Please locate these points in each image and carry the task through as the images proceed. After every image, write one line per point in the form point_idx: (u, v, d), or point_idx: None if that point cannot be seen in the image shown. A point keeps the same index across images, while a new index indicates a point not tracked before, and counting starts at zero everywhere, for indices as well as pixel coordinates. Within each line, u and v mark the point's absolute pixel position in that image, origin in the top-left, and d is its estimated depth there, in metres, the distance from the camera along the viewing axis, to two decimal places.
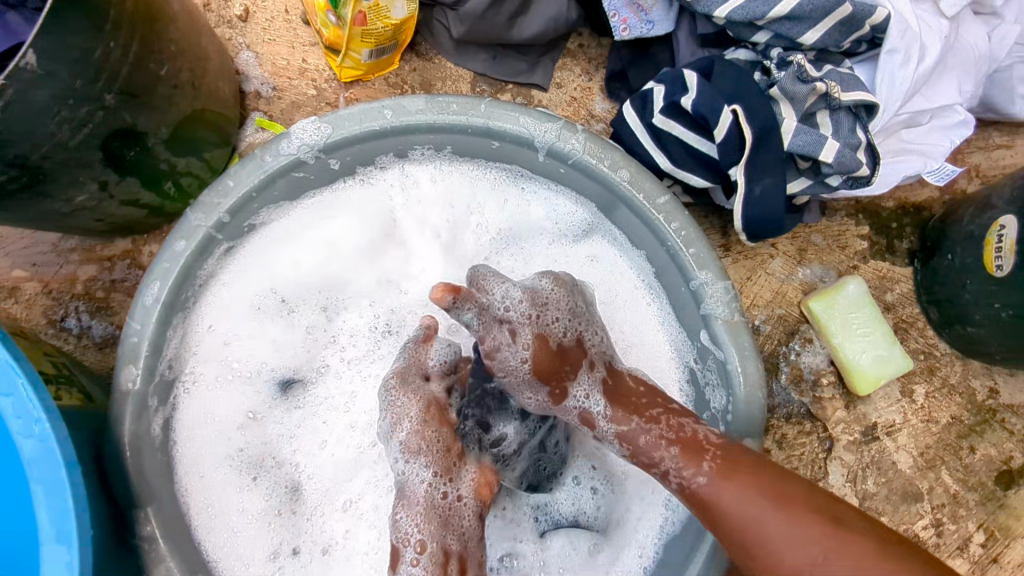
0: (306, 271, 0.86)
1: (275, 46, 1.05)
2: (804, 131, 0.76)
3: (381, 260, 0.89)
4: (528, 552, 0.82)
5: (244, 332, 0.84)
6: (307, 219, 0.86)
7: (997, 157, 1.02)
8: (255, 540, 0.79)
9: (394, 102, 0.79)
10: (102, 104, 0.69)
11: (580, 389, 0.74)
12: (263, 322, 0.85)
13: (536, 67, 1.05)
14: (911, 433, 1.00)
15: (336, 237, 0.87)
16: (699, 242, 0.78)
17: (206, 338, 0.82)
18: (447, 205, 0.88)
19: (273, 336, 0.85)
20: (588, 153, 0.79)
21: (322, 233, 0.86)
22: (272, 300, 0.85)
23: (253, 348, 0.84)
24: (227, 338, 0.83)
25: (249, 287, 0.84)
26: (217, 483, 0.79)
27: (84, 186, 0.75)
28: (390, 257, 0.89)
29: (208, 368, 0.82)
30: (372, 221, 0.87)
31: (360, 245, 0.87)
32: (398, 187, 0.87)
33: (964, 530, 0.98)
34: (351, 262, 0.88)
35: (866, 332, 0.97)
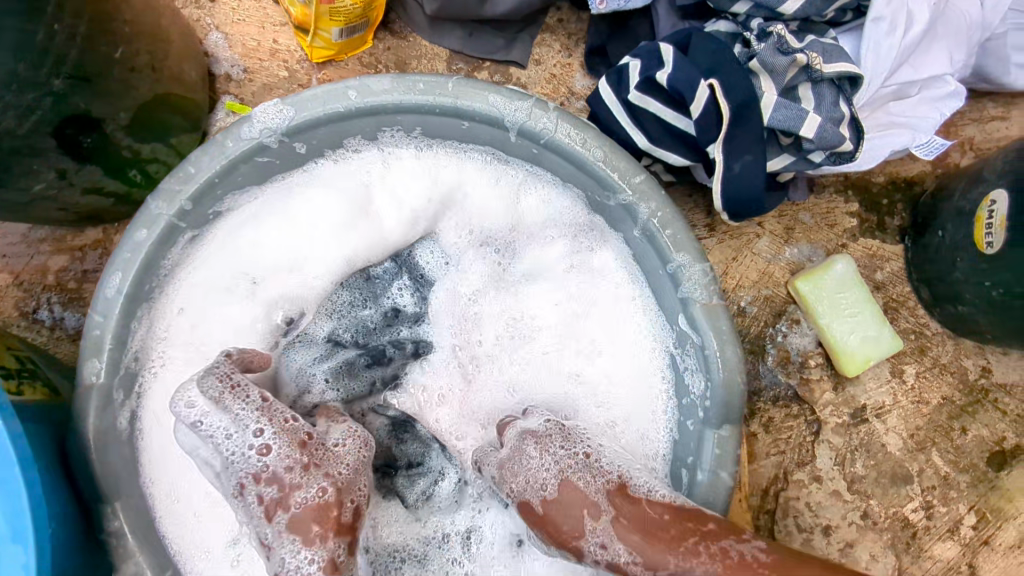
0: (273, 251, 0.84)
1: (244, 27, 1.02)
2: (785, 105, 0.73)
3: (351, 241, 0.86)
4: (489, 542, 0.81)
5: (212, 313, 0.82)
6: (277, 198, 0.83)
7: (992, 129, 0.99)
8: (214, 525, 0.77)
9: (357, 82, 0.76)
10: (50, 90, 0.67)
11: (591, 543, 0.69)
12: (232, 304, 0.83)
13: (514, 43, 1.01)
14: (900, 415, 0.98)
15: (308, 215, 0.84)
16: (677, 223, 0.75)
17: (174, 321, 0.80)
18: (429, 184, 0.84)
19: (242, 318, 0.83)
20: (561, 132, 0.76)
21: (294, 214, 0.84)
22: (243, 282, 0.83)
23: (221, 329, 0.82)
24: (196, 320, 0.81)
25: (217, 268, 0.82)
26: (177, 468, 0.78)
27: (39, 175, 0.73)
28: (361, 240, 0.86)
29: (180, 350, 0.80)
30: (346, 204, 0.84)
31: (330, 225, 0.85)
32: (379, 165, 0.84)
33: (955, 512, 0.97)
34: (321, 240, 0.85)
35: (854, 313, 0.95)
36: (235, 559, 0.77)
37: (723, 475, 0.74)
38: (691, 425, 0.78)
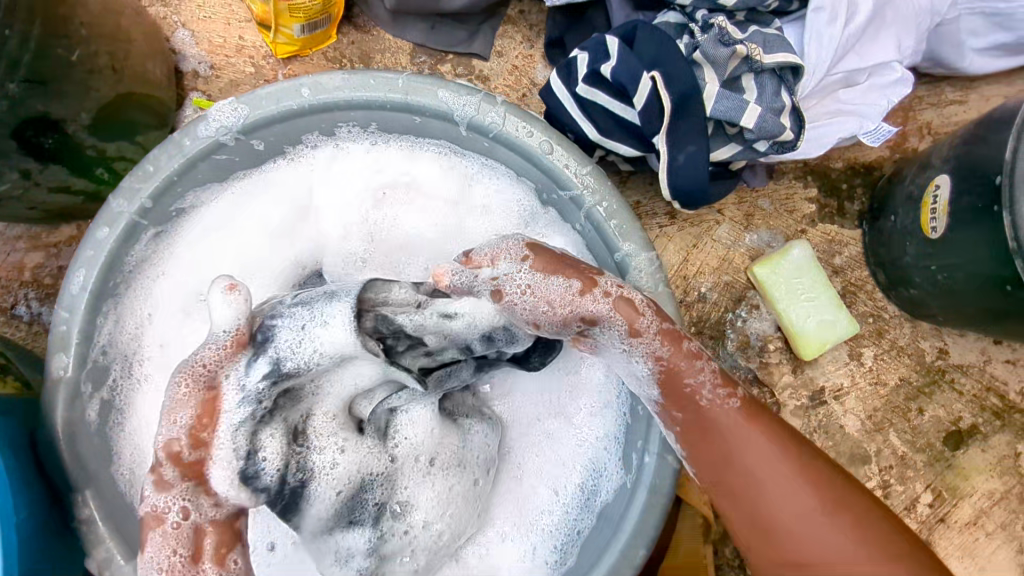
0: (223, 264, 0.83)
1: (209, 24, 1.04)
2: (726, 97, 0.74)
3: (297, 239, 0.84)
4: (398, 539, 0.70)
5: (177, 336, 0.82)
6: (218, 215, 0.84)
7: (949, 113, 1.00)
8: None
9: (310, 79, 0.78)
10: (5, 94, 0.68)
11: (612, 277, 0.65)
12: (193, 324, 0.82)
13: (476, 36, 1.03)
14: (858, 397, 1.00)
15: (252, 221, 0.84)
16: (623, 213, 0.77)
17: (142, 343, 0.82)
18: (374, 177, 0.84)
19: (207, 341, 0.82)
20: (509, 126, 0.78)
21: (237, 225, 0.83)
22: (201, 302, 0.83)
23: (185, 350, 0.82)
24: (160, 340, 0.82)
25: (174, 288, 0.83)
26: None
27: (2, 176, 0.75)
28: (307, 236, 0.85)
29: (152, 370, 0.82)
30: (289, 203, 0.84)
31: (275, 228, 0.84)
32: (328, 161, 0.85)
33: (912, 492, 0.99)
34: (266, 245, 0.83)
35: (811, 297, 0.97)
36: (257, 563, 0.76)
37: (669, 457, 0.76)
38: (642, 410, 0.80)
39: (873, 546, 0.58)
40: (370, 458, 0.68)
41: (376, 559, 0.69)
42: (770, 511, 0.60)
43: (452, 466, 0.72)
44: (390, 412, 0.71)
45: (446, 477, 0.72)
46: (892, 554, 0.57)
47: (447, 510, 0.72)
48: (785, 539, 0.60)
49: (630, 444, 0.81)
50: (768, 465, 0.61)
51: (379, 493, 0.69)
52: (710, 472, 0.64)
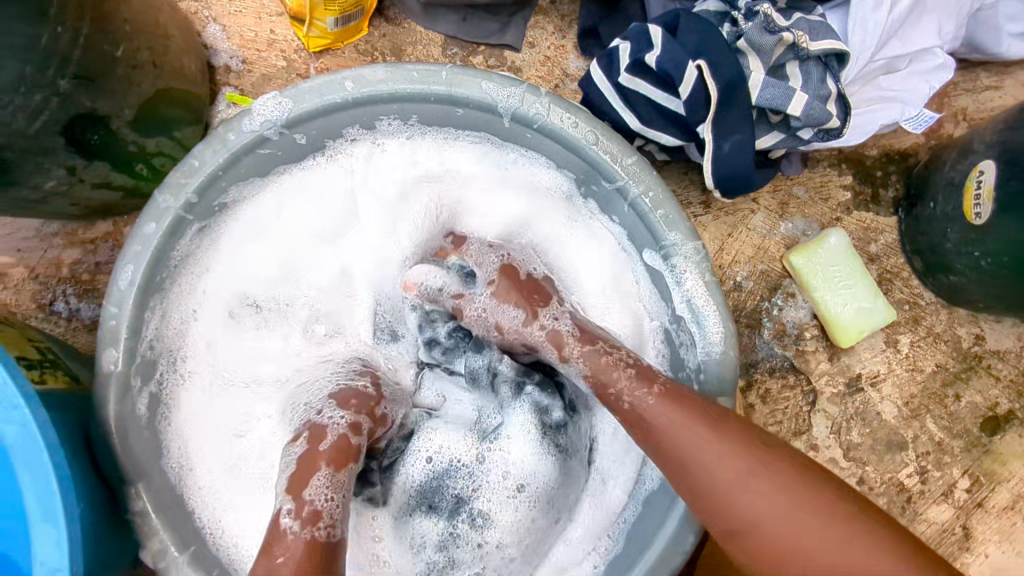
0: (266, 267, 0.89)
1: (240, 18, 1.04)
2: (772, 84, 0.74)
3: (337, 237, 0.91)
4: (469, 548, 0.85)
5: (225, 340, 0.87)
6: (261, 221, 0.87)
7: (985, 99, 1.00)
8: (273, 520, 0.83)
9: (353, 72, 0.77)
10: (57, 90, 0.68)
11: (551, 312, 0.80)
12: (240, 327, 0.88)
13: (508, 27, 1.02)
14: (895, 383, 1.00)
15: (296, 222, 0.89)
16: (669, 203, 0.77)
17: (187, 340, 0.84)
18: (410, 167, 0.88)
19: (255, 341, 0.89)
20: (554, 117, 0.77)
21: (279, 229, 0.88)
22: (246, 305, 0.89)
23: (233, 351, 0.87)
24: (209, 342, 0.86)
25: (221, 295, 0.87)
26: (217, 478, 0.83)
27: (50, 173, 0.75)
28: (344, 237, 0.91)
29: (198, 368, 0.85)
30: (328, 205, 0.89)
31: (320, 232, 0.90)
32: (363, 158, 0.87)
33: (949, 477, 0.99)
34: (310, 247, 0.90)
35: (848, 285, 0.97)
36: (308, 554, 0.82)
37: None
38: None
39: (810, 518, 0.57)
40: (463, 451, 0.87)
41: (446, 559, 0.85)
42: (699, 466, 0.62)
43: (539, 501, 0.84)
44: (499, 421, 0.89)
45: (527, 506, 0.84)
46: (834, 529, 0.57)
47: (520, 538, 0.84)
48: (732, 502, 0.60)
49: None
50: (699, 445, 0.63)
51: (461, 491, 0.86)
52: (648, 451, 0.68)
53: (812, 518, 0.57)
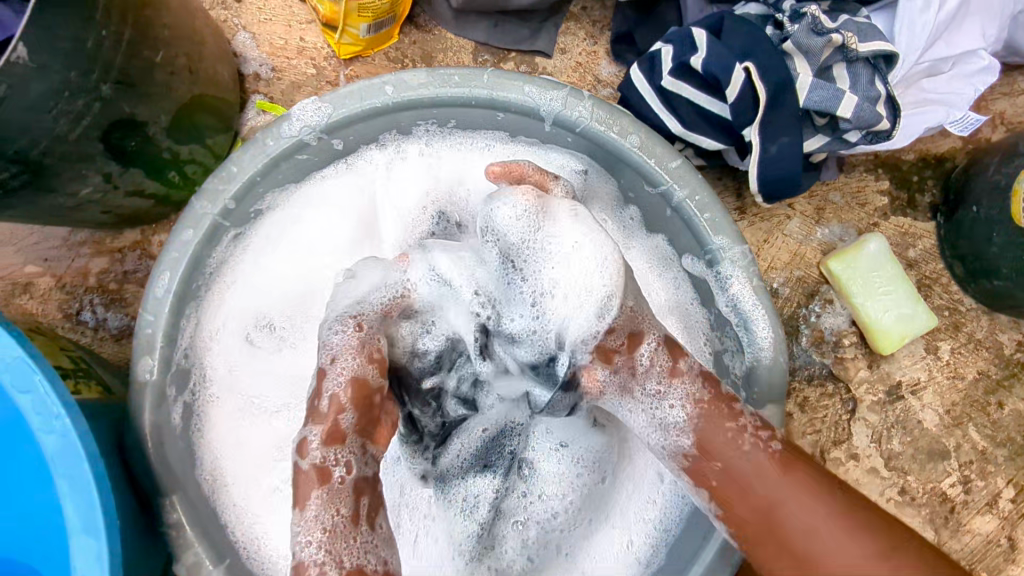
0: (284, 283, 0.85)
1: (270, 26, 1.03)
2: (820, 86, 0.73)
3: (358, 256, 0.87)
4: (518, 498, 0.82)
5: (249, 364, 0.84)
6: (279, 231, 0.84)
7: (1022, 103, 0.99)
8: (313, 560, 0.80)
9: (394, 77, 0.77)
10: (99, 95, 0.67)
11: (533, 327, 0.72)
12: (258, 354, 0.84)
13: (539, 33, 1.01)
14: (936, 391, 0.98)
15: (311, 236, 0.86)
16: (713, 206, 0.75)
17: (212, 363, 0.82)
18: (429, 180, 0.86)
19: (275, 364, 0.85)
20: (596, 120, 0.76)
21: (298, 240, 0.85)
22: (265, 327, 0.85)
23: (255, 373, 0.84)
24: (231, 364, 0.83)
25: (236, 316, 0.83)
26: (246, 499, 0.80)
27: (87, 179, 0.74)
28: (366, 256, 0.87)
29: (222, 390, 0.82)
30: (350, 217, 0.86)
31: (338, 244, 0.86)
32: (386, 166, 0.85)
33: (993, 486, 0.97)
34: (330, 263, 0.86)
35: (888, 291, 0.95)
36: None
37: None
38: None
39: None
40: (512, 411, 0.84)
41: (494, 514, 0.81)
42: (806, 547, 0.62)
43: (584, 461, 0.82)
44: None
45: (575, 466, 0.82)
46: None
47: (567, 494, 0.81)
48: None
49: None
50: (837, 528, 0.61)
51: (514, 449, 0.83)
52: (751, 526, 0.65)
53: None
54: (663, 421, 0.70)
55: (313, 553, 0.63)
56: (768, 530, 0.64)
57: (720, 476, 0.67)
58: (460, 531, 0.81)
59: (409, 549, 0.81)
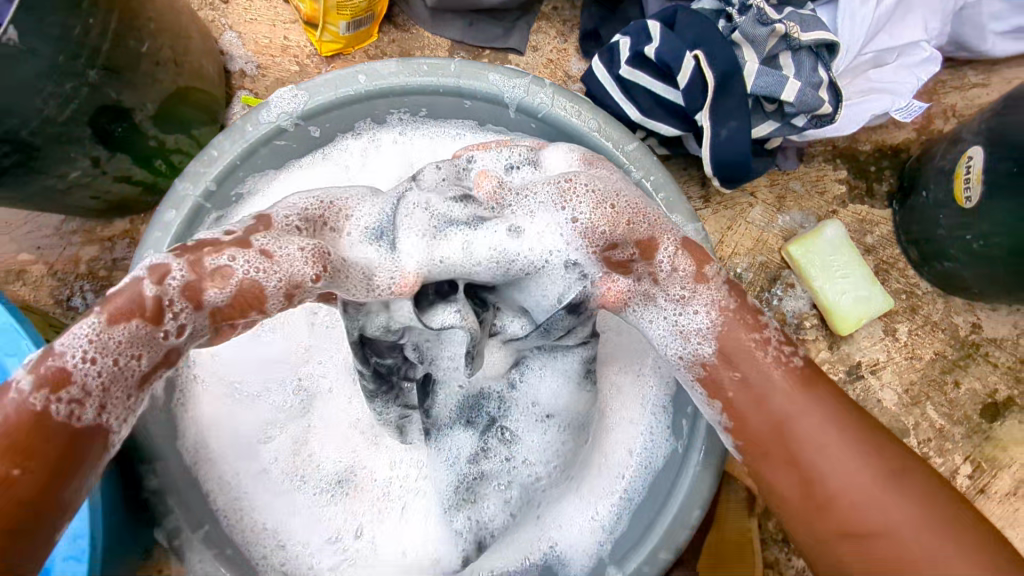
0: None
1: (256, 26, 1.08)
2: (767, 73, 0.78)
3: None
4: (501, 463, 0.80)
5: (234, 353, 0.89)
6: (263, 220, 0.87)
7: (973, 96, 1.04)
8: (310, 527, 0.86)
9: (366, 67, 0.81)
10: (86, 80, 0.71)
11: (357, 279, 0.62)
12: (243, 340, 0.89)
13: (512, 32, 1.06)
14: (895, 371, 1.02)
15: None
16: (668, 186, 0.80)
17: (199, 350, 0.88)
18: (403, 166, 0.89)
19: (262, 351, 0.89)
20: (558, 106, 0.81)
21: None
22: None
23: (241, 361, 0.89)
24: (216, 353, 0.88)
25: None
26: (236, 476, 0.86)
27: (75, 162, 0.79)
28: None
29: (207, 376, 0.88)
30: None
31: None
32: (360, 152, 0.89)
33: (951, 463, 1.01)
34: None
35: (845, 274, 0.99)
36: (341, 549, 0.86)
37: None
38: None
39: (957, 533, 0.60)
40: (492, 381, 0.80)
41: (477, 472, 0.80)
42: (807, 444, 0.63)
43: (570, 427, 0.80)
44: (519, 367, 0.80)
45: (560, 436, 0.80)
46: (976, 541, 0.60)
47: (550, 457, 0.80)
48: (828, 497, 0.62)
49: (679, 411, 0.85)
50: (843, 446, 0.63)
51: (496, 411, 0.81)
52: (761, 440, 0.66)
53: (914, 521, 0.60)
54: (682, 328, 0.67)
55: (88, 378, 0.53)
56: (776, 442, 0.65)
57: (737, 385, 0.66)
58: (444, 481, 0.82)
59: (395, 518, 0.87)
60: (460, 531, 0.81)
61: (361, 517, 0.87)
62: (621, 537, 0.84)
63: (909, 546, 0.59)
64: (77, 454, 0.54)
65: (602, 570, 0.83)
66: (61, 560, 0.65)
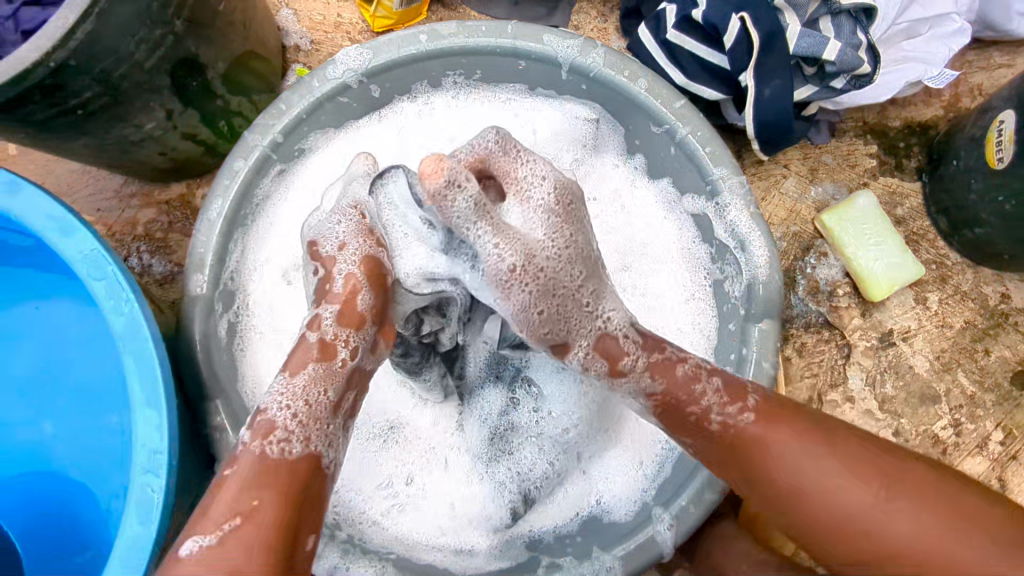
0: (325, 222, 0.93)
1: (311, 3, 1.14)
2: (809, 34, 0.82)
3: None
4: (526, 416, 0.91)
5: (288, 303, 0.91)
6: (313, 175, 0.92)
7: (999, 76, 1.08)
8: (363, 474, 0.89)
9: (428, 27, 0.86)
10: (173, 29, 0.76)
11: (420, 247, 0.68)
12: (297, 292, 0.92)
13: (555, 11, 1.11)
14: (926, 338, 1.05)
15: None
16: (715, 141, 0.83)
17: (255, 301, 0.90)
18: (456, 127, 0.95)
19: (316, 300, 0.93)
20: (608, 66, 0.85)
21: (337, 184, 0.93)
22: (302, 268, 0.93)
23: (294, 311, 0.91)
24: (272, 303, 0.91)
25: (278, 258, 0.91)
26: None
27: (153, 113, 0.84)
28: None
29: (263, 325, 0.90)
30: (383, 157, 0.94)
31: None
32: (414, 115, 0.95)
33: (983, 429, 1.03)
34: None
35: (877, 241, 1.02)
36: (391, 494, 0.89)
37: (766, 364, 0.79)
38: (733, 327, 0.85)
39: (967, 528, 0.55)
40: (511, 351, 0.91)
41: (507, 425, 0.91)
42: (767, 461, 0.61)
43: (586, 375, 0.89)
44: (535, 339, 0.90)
45: (575, 379, 0.89)
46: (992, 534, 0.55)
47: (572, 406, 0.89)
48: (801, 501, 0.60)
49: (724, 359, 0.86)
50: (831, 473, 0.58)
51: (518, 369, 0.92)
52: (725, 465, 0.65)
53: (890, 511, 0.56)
54: None
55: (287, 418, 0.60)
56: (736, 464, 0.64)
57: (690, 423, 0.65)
58: (478, 439, 0.91)
59: (441, 470, 0.90)
60: (503, 484, 0.89)
61: (411, 466, 0.90)
62: (666, 479, 0.86)
63: (893, 537, 0.56)
64: (301, 483, 0.58)
65: (646, 513, 0.84)
66: (140, 474, 0.68)
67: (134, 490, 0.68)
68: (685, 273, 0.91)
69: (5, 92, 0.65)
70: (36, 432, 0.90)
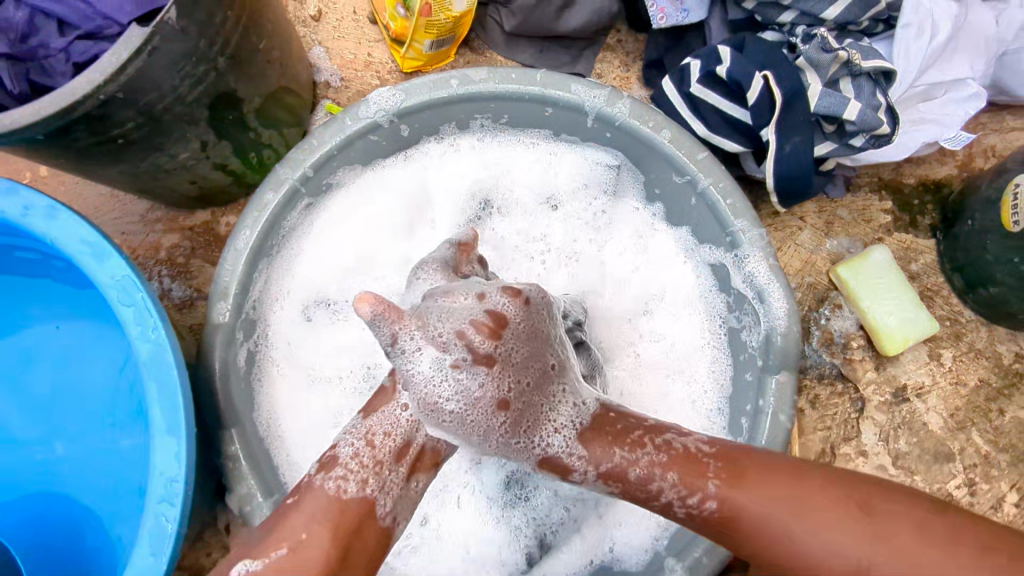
0: (346, 256, 0.95)
1: (343, 43, 1.17)
2: (829, 94, 0.85)
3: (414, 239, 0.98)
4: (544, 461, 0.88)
5: (306, 337, 0.93)
6: (339, 212, 0.95)
7: (1011, 138, 1.11)
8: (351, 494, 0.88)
9: (459, 72, 0.88)
10: (216, 65, 0.79)
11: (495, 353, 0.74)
12: (316, 327, 0.94)
13: (579, 59, 1.14)
14: (940, 395, 1.05)
15: (370, 216, 0.97)
16: (736, 193, 0.85)
17: (275, 335, 0.91)
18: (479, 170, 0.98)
19: (335, 338, 0.94)
20: (634, 116, 0.87)
21: (361, 221, 0.96)
22: (322, 305, 0.94)
23: (314, 347, 0.93)
24: (291, 338, 0.92)
25: (301, 291, 0.93)
26: (302, 457, 0.87)
27: (188, 143, 0.86)
28: (419, 242, 0.98)
29: (283, 360, 0.91)
30: (407, 199, 0.97)
31: (393, 231, 0.98)
32: (438, 155, 0.97)
33: (998, 490, 1.02)
34: (388, 241, 0.97)
35: (893, 295, 1.03)
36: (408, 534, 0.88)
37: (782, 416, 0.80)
38: (750, 377, 0.85)
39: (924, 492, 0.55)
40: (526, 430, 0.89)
41: (524, 470, 0.89)
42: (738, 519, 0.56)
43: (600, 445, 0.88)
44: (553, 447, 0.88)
45: None
46: (956, 531, 0.51)
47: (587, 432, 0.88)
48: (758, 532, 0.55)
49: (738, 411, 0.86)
50: (816, 539, 0.53)
51: None
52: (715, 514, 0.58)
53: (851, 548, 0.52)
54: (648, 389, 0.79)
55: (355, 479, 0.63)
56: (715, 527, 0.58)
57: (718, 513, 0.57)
58: (492, 481, 0.88)
59: (453, 509, 0.89)
60: (518, 527, 0.89)
61: (425, 507, 0.88)
62: (678, 530, 0.84)
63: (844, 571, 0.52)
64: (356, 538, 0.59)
65: (658, 564, 0.82)
66: (154, 502, 0.68)
67: (147, 518, 0.68)
68: (702, 323, 0.92)
69: (55, 120, 0.68)
70: (48, 453, 0.90)
